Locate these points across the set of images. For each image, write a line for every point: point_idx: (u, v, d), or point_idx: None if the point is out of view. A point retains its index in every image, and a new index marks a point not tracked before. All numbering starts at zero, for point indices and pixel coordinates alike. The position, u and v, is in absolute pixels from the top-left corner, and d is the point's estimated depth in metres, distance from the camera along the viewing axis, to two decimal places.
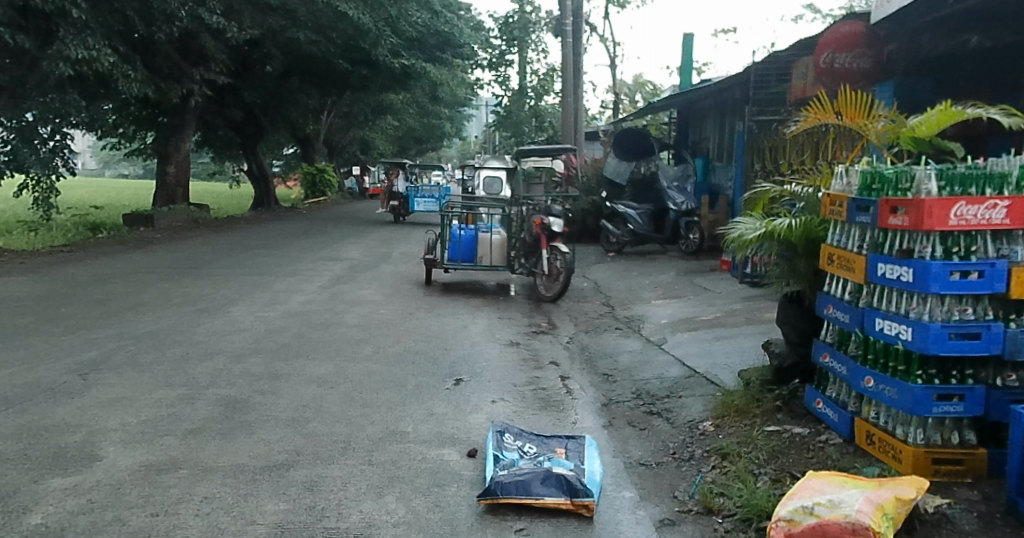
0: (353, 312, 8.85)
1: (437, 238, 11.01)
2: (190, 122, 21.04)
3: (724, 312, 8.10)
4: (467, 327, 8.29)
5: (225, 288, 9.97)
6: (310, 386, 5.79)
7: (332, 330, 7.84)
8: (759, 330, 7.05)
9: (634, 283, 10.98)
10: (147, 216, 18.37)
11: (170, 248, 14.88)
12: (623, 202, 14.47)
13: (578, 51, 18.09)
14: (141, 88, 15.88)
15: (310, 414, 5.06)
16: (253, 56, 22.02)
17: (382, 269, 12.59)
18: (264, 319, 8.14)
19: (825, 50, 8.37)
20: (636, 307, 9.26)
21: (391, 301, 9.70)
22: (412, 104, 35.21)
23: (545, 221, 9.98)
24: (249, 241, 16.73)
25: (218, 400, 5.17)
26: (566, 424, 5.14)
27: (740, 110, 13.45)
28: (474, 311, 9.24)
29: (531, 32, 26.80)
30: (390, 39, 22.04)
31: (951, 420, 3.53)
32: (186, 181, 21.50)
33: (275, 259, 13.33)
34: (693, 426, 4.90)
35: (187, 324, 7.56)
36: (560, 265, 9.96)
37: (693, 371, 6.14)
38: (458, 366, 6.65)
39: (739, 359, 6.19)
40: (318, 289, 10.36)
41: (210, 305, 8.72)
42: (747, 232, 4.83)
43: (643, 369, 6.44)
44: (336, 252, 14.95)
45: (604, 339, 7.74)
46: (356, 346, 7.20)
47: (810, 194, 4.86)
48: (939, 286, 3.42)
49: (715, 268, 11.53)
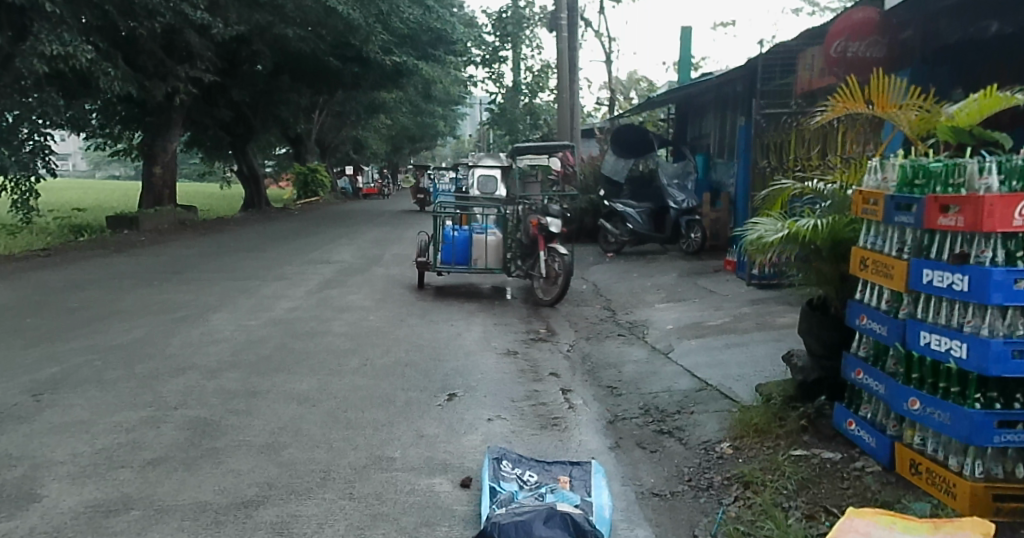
0: (340, 319, 8.40)
1: (430, 240, 10.52)
2: (177, 122, 20.57)
3: (733, 317, 7.64)
4: (461, 335, 7.83)
5: (207, 294, 9.52)
6: (289, 404, 5.33)
7: (317, 339, 7.38)
8: (771, 337, 6.61)
9: (635, 285, 10.54)
10: (131, 219, 17.82)
11: (154, 251, 14.38)
12: (622, 201, 14.05)
13: (573, 46, 17.65)
14: (123, 86, 15.44)
15: (287, 438, 4.59)
16: (241, 54, 21.58)
17: (373, 272, 12.12)
18: (245, 328, 7.68)
19: (838, 39, 7.95)
20: (639, 311, 8.82)
21: (382, 307, 9.23)
22: (405, 102, 34.68)
23: (542, 221, 9.55)
24: (237, 243, 16.26)
25: (186, 423, 4.71)
26: (570, 446, 4.69)
27: (746, 105, 12.91)
28: (469, 317, 8.79)
29: (525, 28, 26.31)
30: (381, 35, 21.59)
31: (1014, 450, 3.08)
32: (173, 182, 21.02)
33: (263, 263, 12.86)
34: (709, 448, 4.46)
35: (163, 335, 7.10)
36: (558, 268, 9.55)
37: (704, 383, 5.68)
38: (451, 379, 6.20)
39: (752, 370, 5.73)
40: (305, 294, 9.90)
41: (190, 313, 8.25)
42: (767, 234, 4.38)
43: (650, 380, 5.99)
44: (326, 254, 14.52)
45: (606, 347, 7.30)
46: (342, 357, 6.75)
47: (836, 191, 4.40)
48: (1001, 297, 2.98)
49: (718, 268, 11.10)
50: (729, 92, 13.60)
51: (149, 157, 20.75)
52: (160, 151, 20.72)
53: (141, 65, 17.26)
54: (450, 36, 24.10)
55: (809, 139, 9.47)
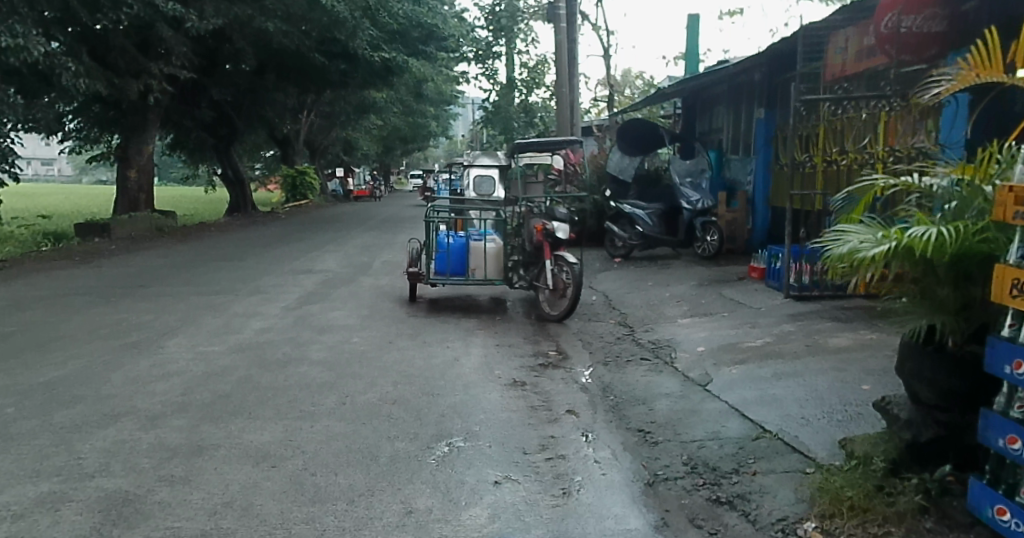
0: (319, 342, 7.30)
1: (421, 249, 9.42)
2: (153, 123, 19.45)
3: (775, 337, 6.53)
4: (458, 361, 6.74)
5: (169, 313, 8.38)
6: (243, 465, 4.21)
7: (289, 370, 6.28)
8: (830, 362, 5.53)
9: (651, 296, 9.45)
10: (102, 225, 16.65)
11: (121, 261, 13.23)
12: (629, 202, 13.02)
13: (573, 38, 16.61)
14: (86, 82, 14.32)
15: (231, 521, 3.49)
16: (222, 50, 20.45)
17: (361, 283, 11.02)
18: (206, 357, 6.58)
19: (891, 13, 6.63)
20: (660, 328, 7.74)
21: (368, 326, 8.14)
22: (396, 102, 33.56)
23: (547, 226, 8.58)
24: (215, 251, 15.16)
25: (100, 501, 3.62)
26: (604, 525, 3.60)
27: (762, 95, 11.96)
28: (467, 336, 7.70)
29: (519, 22, 25.16)
30: (369, 30, 20.49)
31: None
32: (149, 186, 19.87)
33: (239, 273, 11.76)
34: (790, 531, 3.36)
35: (103, 367, 5.99)
36: (567, 279, 8.55)
37: (759, 428, 4.56)
38: (447, 422, 5.11)
39: (819, 410, 4.63)
40: (281, 311, 8.78)
41: (144, 338, 7.15)
42: (864, 247, 3.28)
43: (690, 422, 4.90)
44: (311, 262, 13.43)
45: (629, 376, 6.21)
46: (316, 395, 5.65)
47: (956, 190, 3.30)
48: None
49: (741, 274, 10.03)
50: (744, 82, 12.56)
51: (123, 160, 19.62)
52: (134, 154, 19.60)
53: (111, 62, 16.12)
54: (441, 31, 22.95)
55: (842, 130, 8.41)
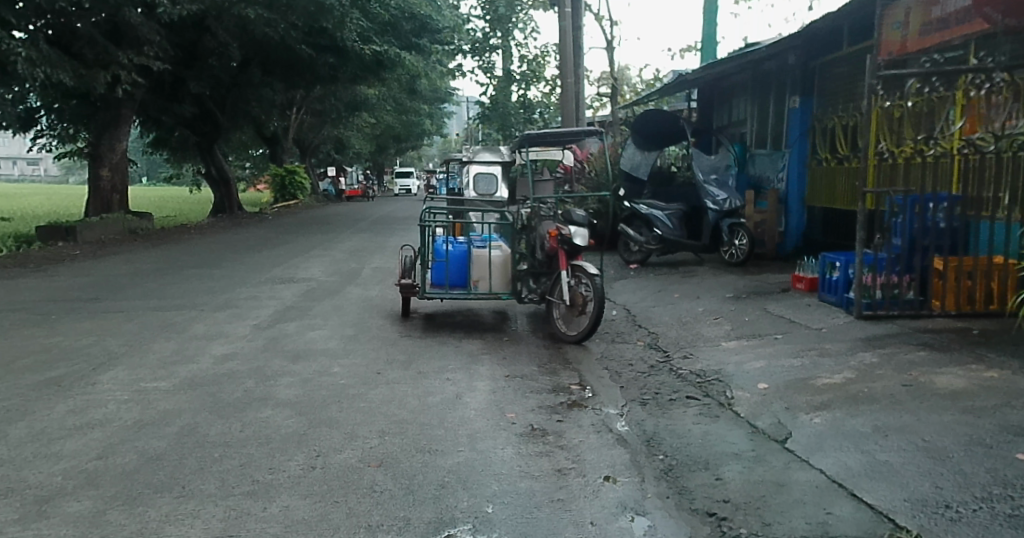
0: (291, 374, 5.98)
1: (415, 257, 8.08)
2: (126, 118, 18.08)
3: (857, 371, 5.21)
4: (461, 401, 5.41)
5: (115, 335, 7.06)
6: None
7: (249, 416, 4.96)
8: (950, 413, 4.22)
9: (682, 311, 8.15)
10: (67, 228, 15.28)
11: (80, 268, 11.88)
12: (645, 201, 11.70)
13: (578, 24, 15.32)
14: (41, 70, 12.96)
15: None
16: (201, 41, 19.11)
17: (347, 294, 9.70)
18: (147, 397, 5.26)
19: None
20: (703, 353, 6.44)
21: (353, 350, 6.82)
22: (388, 98, 32.22)
23: (563, 231, 7.22)
24: (190, 256, 13.80)
25: None
26: None
27: (794, 83, 10.81)
28: (469, 365, 6.37)
29: (517, 11, 23.83)
30: (357, 19, 19.16)
31: None
32: (123, 185, 18.51)
33: (210, 283, 10.43)
34: None
35: (6, 419, 4.67)
36: (586, 294, 7.17)
37: (887, 520, 3.25)
38: (449, 501, 3.78)
39: (967, 493, 3.33)
40: (251, 332, 7.44)
41: (76, 370, 5.83)
42: None
43: (780, 503, 3.58)
44: (293, 269, 12.11)
45: (679, 424, 4.88)
46: (278, 455, 4.33)
47: None
48: None
49: (782, 286, 8.73)
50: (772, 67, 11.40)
51: (94, 158, 18.26)
52: (106, 151, 18.24)
53: (77, 52, 14.77)
54: (435, 23, 21.82)
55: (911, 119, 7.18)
